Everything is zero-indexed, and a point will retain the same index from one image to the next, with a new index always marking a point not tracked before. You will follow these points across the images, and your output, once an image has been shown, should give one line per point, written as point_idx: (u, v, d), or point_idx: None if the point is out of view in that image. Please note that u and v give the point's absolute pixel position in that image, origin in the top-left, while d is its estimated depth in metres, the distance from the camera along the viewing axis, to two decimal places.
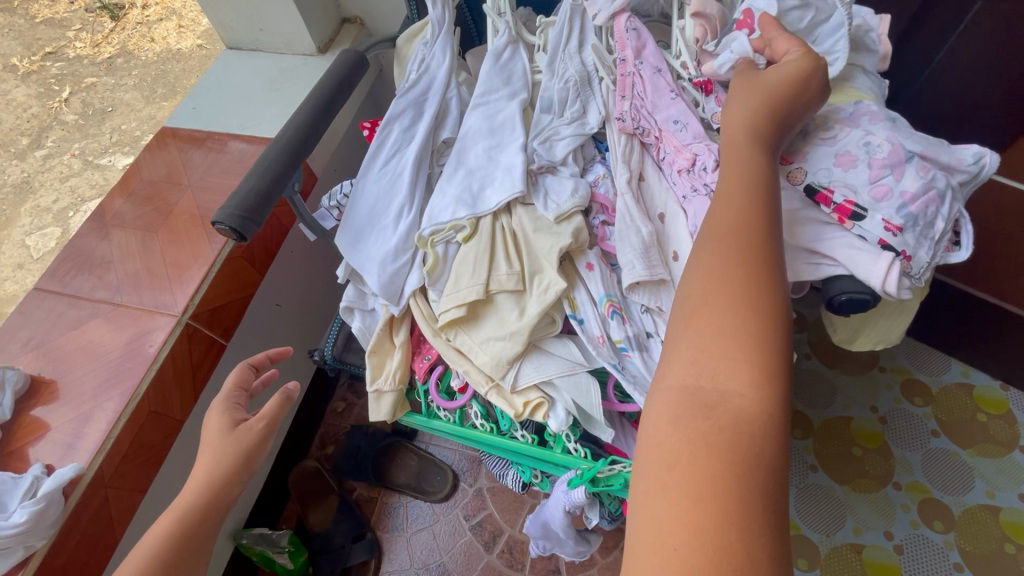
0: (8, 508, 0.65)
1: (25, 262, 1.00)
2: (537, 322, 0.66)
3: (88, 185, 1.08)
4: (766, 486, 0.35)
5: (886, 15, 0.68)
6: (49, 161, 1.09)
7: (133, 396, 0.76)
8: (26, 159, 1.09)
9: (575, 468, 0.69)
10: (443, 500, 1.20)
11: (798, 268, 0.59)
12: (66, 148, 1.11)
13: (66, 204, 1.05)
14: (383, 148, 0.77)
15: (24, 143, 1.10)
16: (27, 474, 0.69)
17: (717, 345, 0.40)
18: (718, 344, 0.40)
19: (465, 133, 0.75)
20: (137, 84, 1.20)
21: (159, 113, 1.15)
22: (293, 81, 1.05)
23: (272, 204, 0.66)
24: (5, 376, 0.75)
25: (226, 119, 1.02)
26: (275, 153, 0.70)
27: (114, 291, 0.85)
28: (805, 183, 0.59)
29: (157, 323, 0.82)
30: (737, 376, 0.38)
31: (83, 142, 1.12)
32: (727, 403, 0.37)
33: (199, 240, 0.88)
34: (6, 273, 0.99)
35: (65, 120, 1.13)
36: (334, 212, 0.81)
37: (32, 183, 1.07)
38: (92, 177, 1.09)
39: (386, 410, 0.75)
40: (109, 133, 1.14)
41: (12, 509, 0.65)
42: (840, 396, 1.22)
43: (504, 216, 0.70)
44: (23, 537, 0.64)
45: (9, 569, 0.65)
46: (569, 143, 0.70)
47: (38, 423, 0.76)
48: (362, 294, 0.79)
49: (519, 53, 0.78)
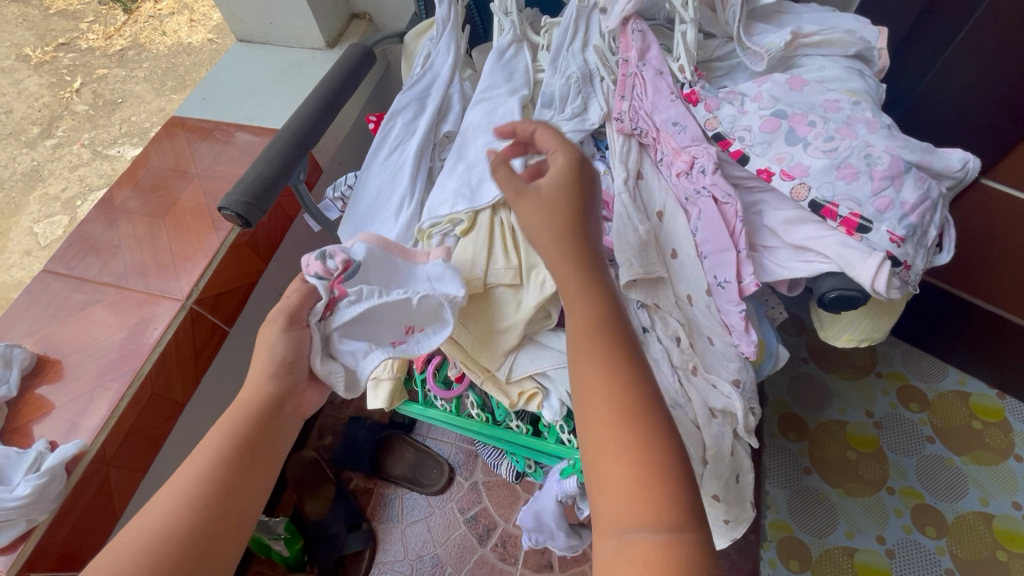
0: (12, 482, 0.66)
1: (32, 250, 1.04)
2: (533, 314, 0.67)
3: (97, 176, 1.12)
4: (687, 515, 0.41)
5: (883, 27, 0.69)
6: (58, 151, 1.11)
7: (137, 376, 0.77)
8: (37, 147, 1.10)
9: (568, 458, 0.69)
10: (439, 492, 1.21)
11: (792, 267, 0.61)
12: (76, 139, 1.13)
13: (74, 194, 1.09)
14: (387, 140, 0.79)
15: (35, 132, 1.11)
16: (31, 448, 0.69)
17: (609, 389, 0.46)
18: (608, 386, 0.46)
19: (466, 128, 0.77)
20: (148, 77, 1.23)
21: (168, 107, 1.19)
22: (302, 75, 1.07)
23: (276, 194, 0.69)
24: (12, 354, 0.76)
25: (235, 110, 1.04)
26: (281, 142, 0.72)
27: (121, 275, 0.87)
28: (809, 199, 0.58)
29: (162, 307, 0.83)
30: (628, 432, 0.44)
31: (93, 132, 1.14)
32: (629, 439, 0.44)
33: (206, 227, 0.90)
34: (13, 261, 1.02)
35: (76, 110, 1.15)
36: (339, 203, 0.83)
37: (41, 172, 1.08)
38: (100, 168, 1.13)
39: (383, 397, 0.76)
40: (119, 124, 1.18)
41: (16, 482, 0.66)
42: (836, 400, 1.22)
43: (503, 210, 0.70)
44: (26, 510, 0.65)
45: (11, 541, 0.66)
46: (567, 138, 0.70)
47: (43, 401, 0.77)
48: None
49: (523, 52, 0.80)
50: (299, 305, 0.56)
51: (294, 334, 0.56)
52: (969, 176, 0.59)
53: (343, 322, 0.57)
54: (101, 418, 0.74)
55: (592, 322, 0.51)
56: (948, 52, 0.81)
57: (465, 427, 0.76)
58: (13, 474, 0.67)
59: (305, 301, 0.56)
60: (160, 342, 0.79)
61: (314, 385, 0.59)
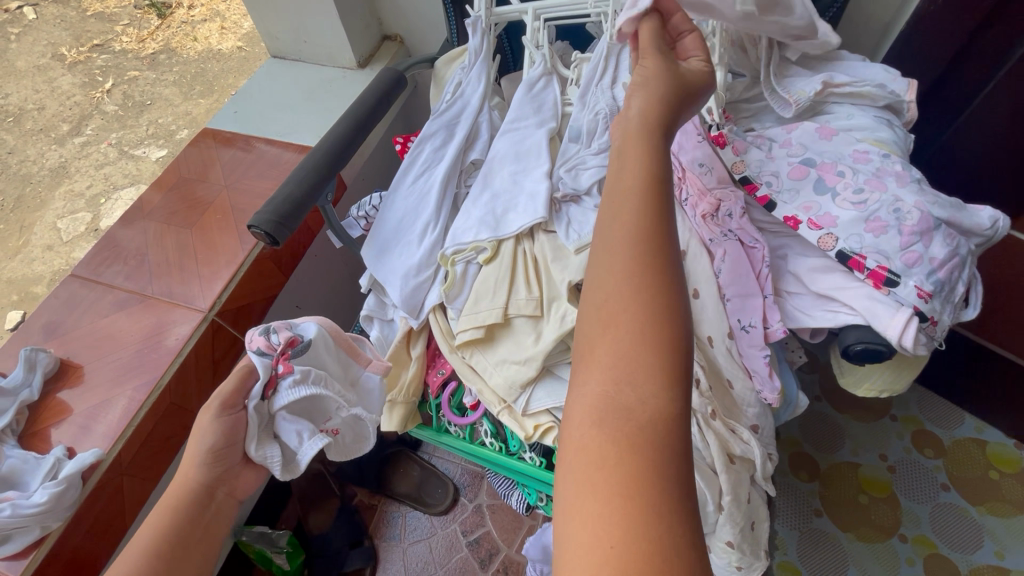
0: (29, 488, 0.67)
1: (54, 244, 1.03)
2: (553, 347, 0.66)
3: (121, 174, 1.13)
4: (674, 502, 0.33)
5: (913, 80, 0.70)
6: (86, 148, 1.13)
7: (156, 386, 0.78)
8: (65, 145, 1.13)
9: None
10: (442, 513, 1.20)
11: (815, 315, 0.61)
12: (104, 137, 1.16)
13: (99, 191, 1.10)
14: (414, 164, 0.80)
15: (64, 129, 1.14)
16: (50, 454, 0.70)
17: (628, 337, 0.38)
18: (628, 335, 0.38)
19: (493, 156, 0.78)
20: (177, 80, 1.25)
21: (195, 109, 1.21)
22: (332, 93, 1.09)
23: (305, 213, 0.70)
24: (37, 358, 0.77)
25: (265, 124, 1.06)
26: (311, 164, 0.73)
27: (145, 282, 0.88)
28: (836, 249, 0.58)
29: (184, 317, 0.84)
30: (650, 380, 0.37)
31: (120, 132, 1.17)
32: (631, 423, 0.36)
33: (230, 238, 0.91)
34: (36, 254, 1.02)
35: (106, 110, 1.18)
36: (362, 222, 0.83)
37: (68, 168, 1.10)
38: (126, 167, 1.14)
39: (396, 421, 0.76)
40: (146, 125, 1.19)
41: (34, 488, 0.67)
42: (850, 441, 1.20)
43: (527, 241, 0.71)
44: (42, 517, 0.65)
45: (24, 546, 0.66)
46: (594, 173, 0.71)
47: (63, 406, 0.78)
48: (382, 304, 0.82)
49: (552, 85, 0.81)
50: (235, 388, 0.58)
51: (228, 418, 0.57)
52: (1000, 233, 0.59)
53: (281, 406, 0.58)
54: (116, 425, 0.75)
55: (628, 268, 0.41)
56: (976, 102, 0.82)
57: (476, 454, 0.76)
58: (32, 483, 0.67)
59: (243, 383, 0.58)
60: (178, 354, 0.81)
61: (250, 466, 0.59)
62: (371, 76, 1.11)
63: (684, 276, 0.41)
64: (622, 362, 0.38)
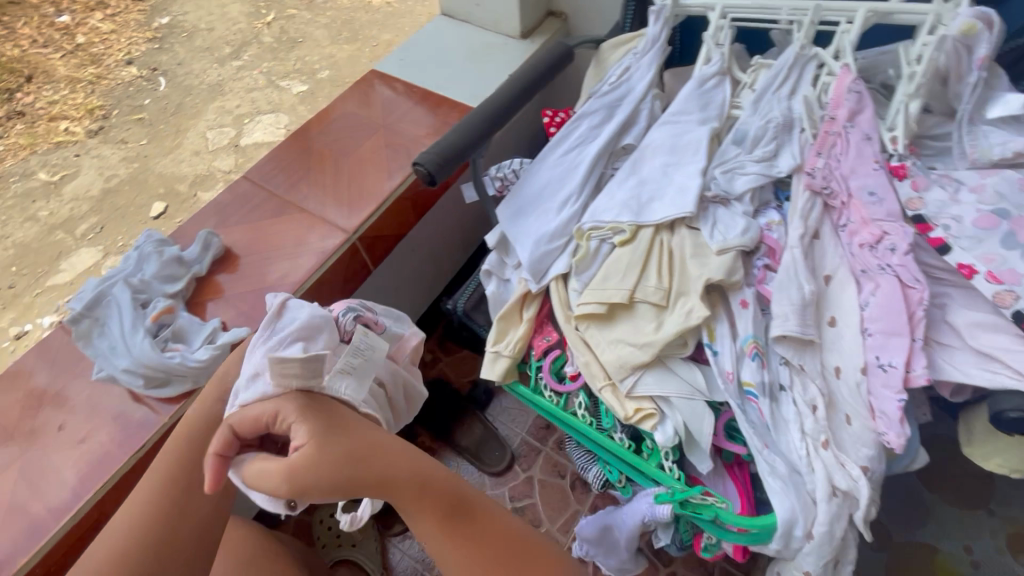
0: (192, 346, 0.79)
1: (201, 150, 1.27)
2: (672, 340, 0.67)
3: (264, 99, 1.34)
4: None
5: None
6: (239, 72, 1.39)
7: (299, 288, 0.87)
8: (224, 65, 1.41)
9: (665, 485, 0.68)
10: (496, 474, 1.26)
11: (966, 372, 0.59)
12: (256, 64, 1.41)
13: (243, 111, 1.33)
14: (567, 139, 0.83)
15: (226, 50, 1.43)
16: (209, 323, 0.82)
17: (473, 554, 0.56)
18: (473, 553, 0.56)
19: (647, 145, 0.79)
20: (327, 23, 1.46)
21: (338, 53, 1.37)
22: (492, 57, 1.14)
23: (459, 164, 0.77)
24: (210, 240, 0.90)
25: (426, 76, 1.13)
26: (473, 120, 0.80)
27: (303, 196, 0.97)
28: (1014, 309, 0.56)
29: (330, 234, 0.92)
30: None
31: (272, 62, 1.40)
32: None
33: (380, 172, 0.98)
34: (187, 156, 1.26)
35: (264, 40, 1.44)
36: (497, 183, 0.88)
37: (222, 85, 1.37)
38: (269, 93, 1.35)
39: (497, 372, 0.79)
40: (294, 59, 1.40)
41: (195, 347, 0.79)
42: (933, 524, 1.06)
43: (666, 232, 0.72)
44: (196, 372, 0.76)
45: (178, 394, 0.77)
46: (751, 180, 0.71)
47: (221, 287, 0.88)
48: (502, 264, 0.86)
49: (723, 85, 0.80)
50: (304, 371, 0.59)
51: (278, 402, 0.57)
52: None
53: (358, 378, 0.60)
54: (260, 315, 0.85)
55: (329, 456, 0.53)
56: None
57: (568, 424, 0.77)
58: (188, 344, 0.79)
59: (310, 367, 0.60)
60: (320, 267, 0.89)
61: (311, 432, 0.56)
62: (530, 48, 1.14)
63: (368, 445, 0.56)
64: (478, 549, 0.56)
